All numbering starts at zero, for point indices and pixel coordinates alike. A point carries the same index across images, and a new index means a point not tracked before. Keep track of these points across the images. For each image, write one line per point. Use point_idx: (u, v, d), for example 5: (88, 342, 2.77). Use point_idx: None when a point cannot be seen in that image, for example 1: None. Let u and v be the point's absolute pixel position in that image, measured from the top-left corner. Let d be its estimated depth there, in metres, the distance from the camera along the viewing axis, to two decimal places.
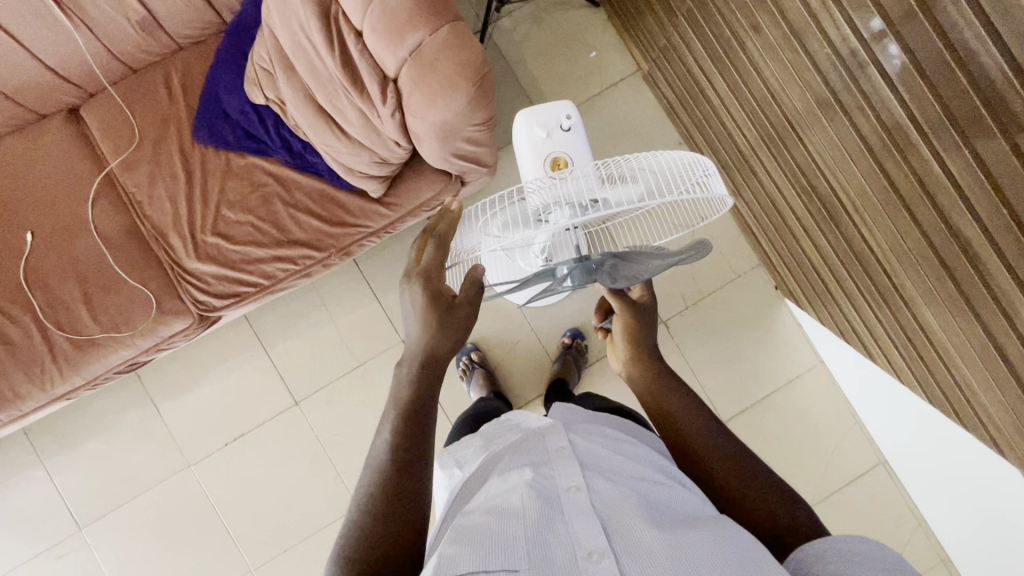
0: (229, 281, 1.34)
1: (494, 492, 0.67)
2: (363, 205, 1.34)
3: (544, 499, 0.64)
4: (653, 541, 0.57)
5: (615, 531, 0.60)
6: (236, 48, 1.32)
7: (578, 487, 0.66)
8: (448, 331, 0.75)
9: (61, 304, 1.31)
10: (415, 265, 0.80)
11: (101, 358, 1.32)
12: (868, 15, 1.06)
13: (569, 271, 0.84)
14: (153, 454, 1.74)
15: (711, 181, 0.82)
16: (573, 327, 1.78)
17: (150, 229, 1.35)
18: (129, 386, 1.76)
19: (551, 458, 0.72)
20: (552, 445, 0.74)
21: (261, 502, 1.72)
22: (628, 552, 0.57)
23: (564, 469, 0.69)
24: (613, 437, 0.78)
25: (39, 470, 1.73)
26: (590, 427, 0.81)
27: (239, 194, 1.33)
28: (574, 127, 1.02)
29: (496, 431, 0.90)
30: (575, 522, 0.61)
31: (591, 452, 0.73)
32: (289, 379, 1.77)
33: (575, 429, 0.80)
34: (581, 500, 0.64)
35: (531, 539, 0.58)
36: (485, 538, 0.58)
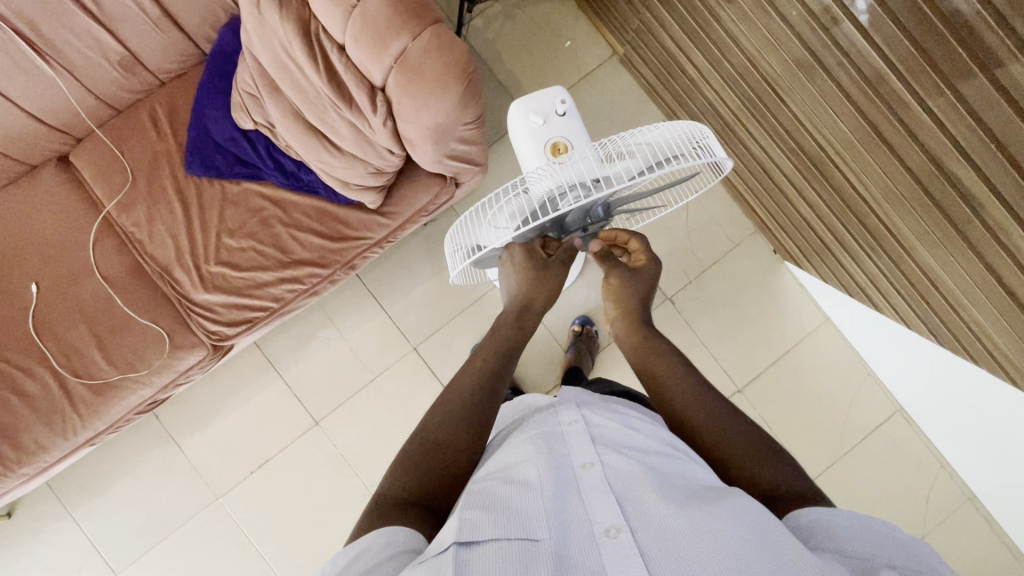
0: (239, 308, 1.35)
1: (507, 462, 0.68)
2: (361, 217, 1.35)
3: (558, 475, 0.65)
4: (668, 516, 0.57)
5: (630, 506, 0.60)
6: (218, 76, 1.33)
7: (591, 463, 0.66)
8: (504, 331, 0.85)
9: (74, 350, 1.31)
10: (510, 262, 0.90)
11: (120, 400, 1.32)
12: None
13: (573, 223, 0.91)
14: (181, 490, 1.74)
15: (709, 147, 0.83)
16: (581, 315, 1.79)
17: (153, 266, 1.36)
18: (148, 426, 1.76)
19: (564, 434, 0.72)
20: (564, 420, 0.75)
21: (295, 524, 1.73)
22: (646, 528, 0.57)
23: (578, 446, 0.69)
24: (623, 411, 0.79)
25: (68, 521, 1.72)
26: (602, 404, 0.82)
27: (239, 221, 1.34)
28: (570, 111, 1.02)
29: (508, 412, 0.92)
30: (591, 498, 0.61)
31: (602, 427, 0.73)
32: (307, 400, 1.77)
33: (586, 404, 0.81)
34: (595, 476, 0.65)
35: (548, 510, 0.59)
36: (503, 508, 0.59)
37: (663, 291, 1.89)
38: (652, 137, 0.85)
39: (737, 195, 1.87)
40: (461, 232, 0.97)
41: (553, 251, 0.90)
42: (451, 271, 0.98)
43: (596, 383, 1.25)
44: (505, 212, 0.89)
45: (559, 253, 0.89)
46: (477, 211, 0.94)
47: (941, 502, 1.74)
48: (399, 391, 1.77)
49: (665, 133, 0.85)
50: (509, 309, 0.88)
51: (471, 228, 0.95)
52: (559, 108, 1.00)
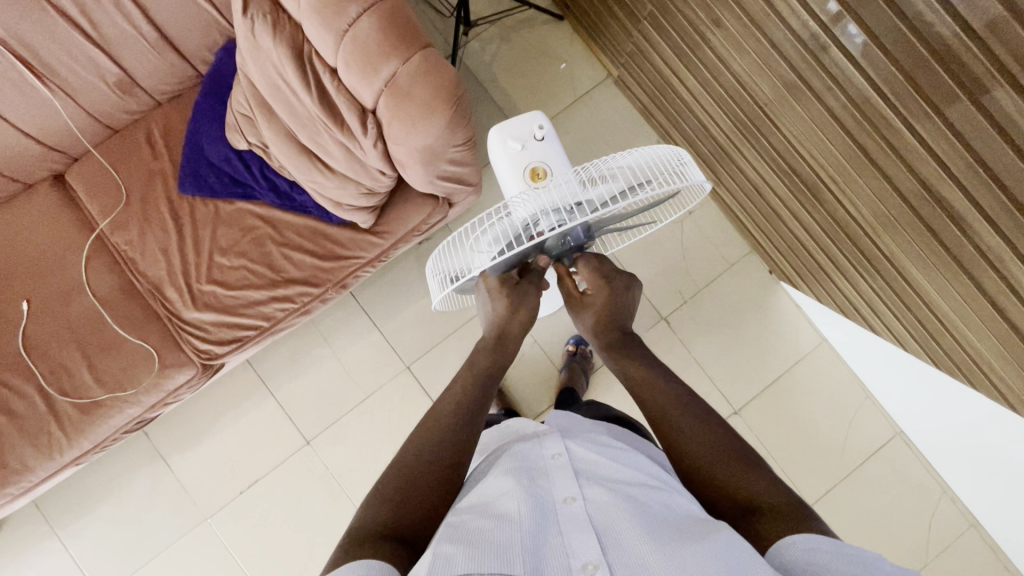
0: (229, 326, 1.34)
1: (489, 495, 0.67)
2: (354, 236, 1.35)
3: (539, 508, 0.64)
4: (647, 552, 0.56)
5: (610, 540, 0.58)
6: (214, 97, 1.35)
7: (573, 497, 0.65)
8: None
9: (63, 369, 1.31)
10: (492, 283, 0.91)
11: (107, 419, 1.31)
12: None
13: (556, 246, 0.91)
14: (169, 511, 1.72)
15: (687, 169, 0.85)
16: (575, 335, 1.78)
17: (145, 284, 1.36)
18: (138, 445, 1.75)
19: (548, 468, 0.71)
20: (549, 454, 0.74)
21: (283, 547, 1.70)
22: (623, 564, 0.56)
23: (561, 480, 0.68)
24: (610, 445, 0.78)
25: (54, 541, 1.70)
26: (588, 436, 0.81)
27: (231, 239, 1.34)
28: (548, 136, 1.03)
29: (495, 438, 0.92)
30: (570, 533, 0.60)
31: (588, 462, 0.72)
32: (298, 419, 1.76)
33: (572, 437, 0.80)
34: (577, 510, 0.63)
35: (526, 543, 0.58)
36: (480, 540, 0.58)
37: (659, 310, 1.88)
38: (630, 161, 0.85)
39: (732, 216, 1.87)
40: (444, 258, 0.95)
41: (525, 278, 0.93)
42: (434, 297, 0.96)
43: (591, 404, 1.23)
44: (487, 237, 0.88)
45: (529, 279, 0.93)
46: (459, 237, 0.92)
47: (944, 529, 1.70)
48: (392, 410, 1.76)
49: (642, 157, 0.86)
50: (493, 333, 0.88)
51: (452, 255, 0.94)
52: (537, 133, 1.00)
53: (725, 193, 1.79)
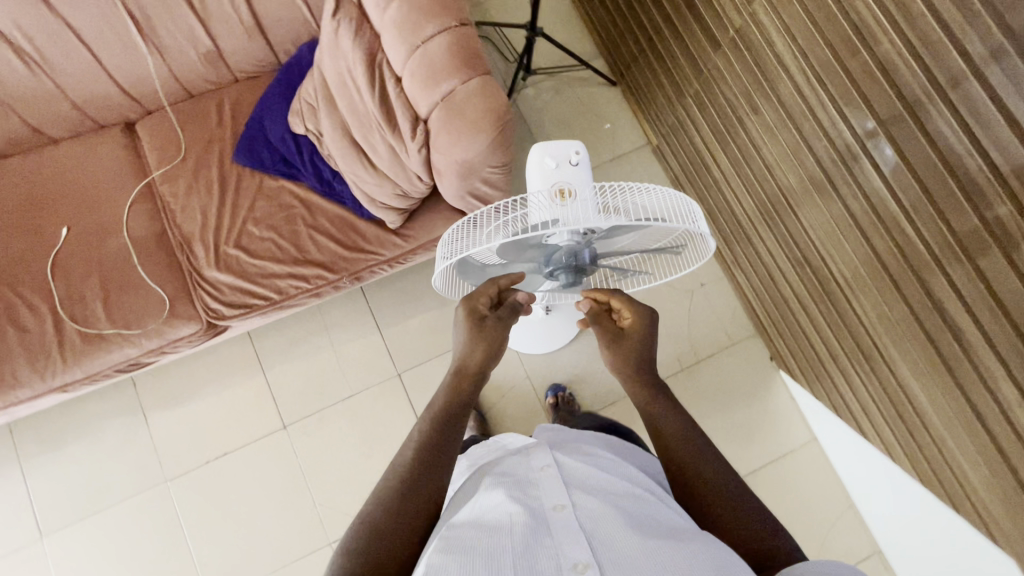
0: (243, 292, 1.40)
1: (480, 507, 0.68)
2: (379, 233, 1.42)
3: (530, 514, 0.65)
4: (635, 555, 0.57)
5: (600, 543, 0.59)
6: (287, 84, 1.47)
7: (563, 504, 0.66)
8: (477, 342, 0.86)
9: (80, 297, 1.37)
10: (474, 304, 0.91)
11: (105, 354, 1.35)
12: (860, 112, 1.14)
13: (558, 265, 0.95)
14: (133, 464, 1.72)
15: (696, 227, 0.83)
16: (553, 385, 1.79)
17: (177, 236, 1.44)
18: (122, 392, 1.78)
19: (536, 479, 0.72)
20: (536, 465, 0.75)
21: (233, 526, 1.68)
22: (614, 564, 0.57)
23: (551, 488, 0.69)
24: (597, 458, 0.79)
25: (15, 469, 1.70)
26: (577, 449, 0.83)
27: (267, 212, 1.42)
28: (582, 163, 0.94)
29: (484, 455, 0.93)
30: (560, 535, 0.61)
31: (577, 472, 0.73)
32: (281, 402, 1.78)
33: (561, 450, 0.81)
34: (567, 515, 0.64)
35: (518, 549, 0.58)
36: (473, 551, 0.58)
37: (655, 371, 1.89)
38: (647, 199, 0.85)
39: (743, 296, 1.90)
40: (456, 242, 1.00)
41: (497, 311, 0.92)
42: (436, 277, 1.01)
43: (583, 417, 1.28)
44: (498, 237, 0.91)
45: (500, 314, 0.90)
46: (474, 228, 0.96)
47: None
48: (373, 413, 1.77)
49: (658, 200, 0.88)
50: (464, 364, 0.85)
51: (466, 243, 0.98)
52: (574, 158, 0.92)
53: (739, 273, 1.83)
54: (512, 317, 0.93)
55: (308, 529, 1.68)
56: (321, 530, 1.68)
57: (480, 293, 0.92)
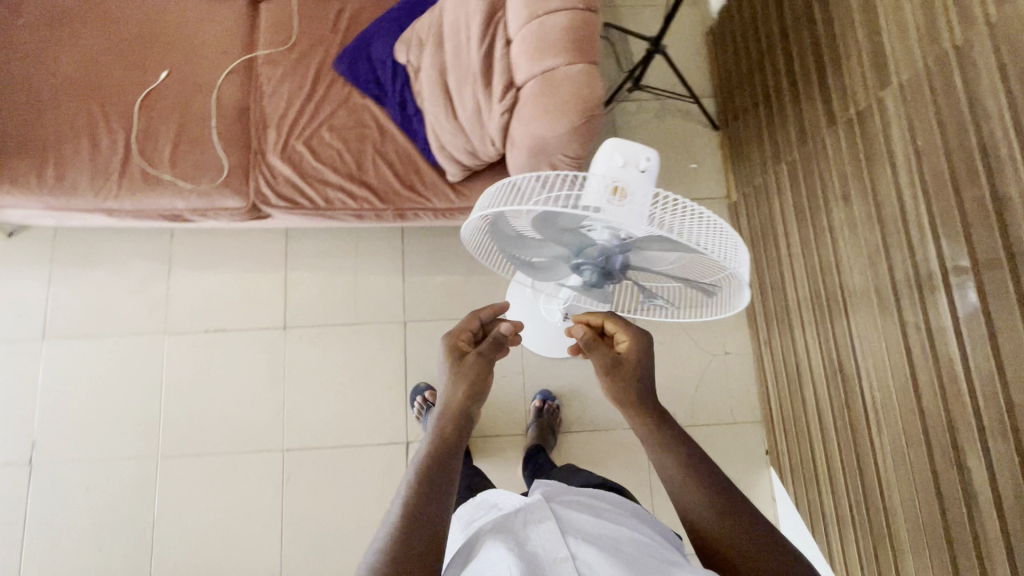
0: (294, 188, 1.45)
1: (490, 569, 0.77)
2: (436, 181, 1.43)
3: None
4: None
5: None
6: (407, 13, 1.50)
7: (564, 558, 0.79)
8: (460, 377, 0.87)
9: (154, 138, 1.44)
10: (456, 340, 0.94)
11: (155, 196, 1.42)
12: (958, 246, 1.04)
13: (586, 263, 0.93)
14: (143, 306, 1.81)
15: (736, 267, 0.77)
16: (544, 390, 1.78)
17: (258, 115, 1.49)
18: (157, 239, 1.87)
19: (537, 533, 0.83)
20: (536, 516, 0.86)
21: (208, 397, 1.76)
22: None
23: (552, 541, 0.81)
24: (587, 507, 0.92)
25: (44, 270, 1.83)
26: (567, 497, 0.94)
27: (343, 123, 1.46)
28: (651, 172, 0.81)
29: (473, 507, 1.00)
30: None
31: (573, 524, 0.86)
32: (290, 304, 1.83)
33: (555, 499, 0.92)
34: (568, 569, 0.77)
35: None
36: None
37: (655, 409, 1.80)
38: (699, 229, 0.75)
39: (762, 380, 1.81)
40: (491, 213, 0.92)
41: (480, 345, 0.92)
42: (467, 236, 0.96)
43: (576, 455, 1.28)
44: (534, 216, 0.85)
45: (483, 347, 0.91)
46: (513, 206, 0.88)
47: None
48: (367, 347, 1.81)
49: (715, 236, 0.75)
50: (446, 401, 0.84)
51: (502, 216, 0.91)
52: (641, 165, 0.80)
53: (768, 355, 1.75)
54: (495, 352, 0.92)
55: (270, 427, 1.75)
56: (281, 432, 1.75)
57: (461, 331, 0.95)
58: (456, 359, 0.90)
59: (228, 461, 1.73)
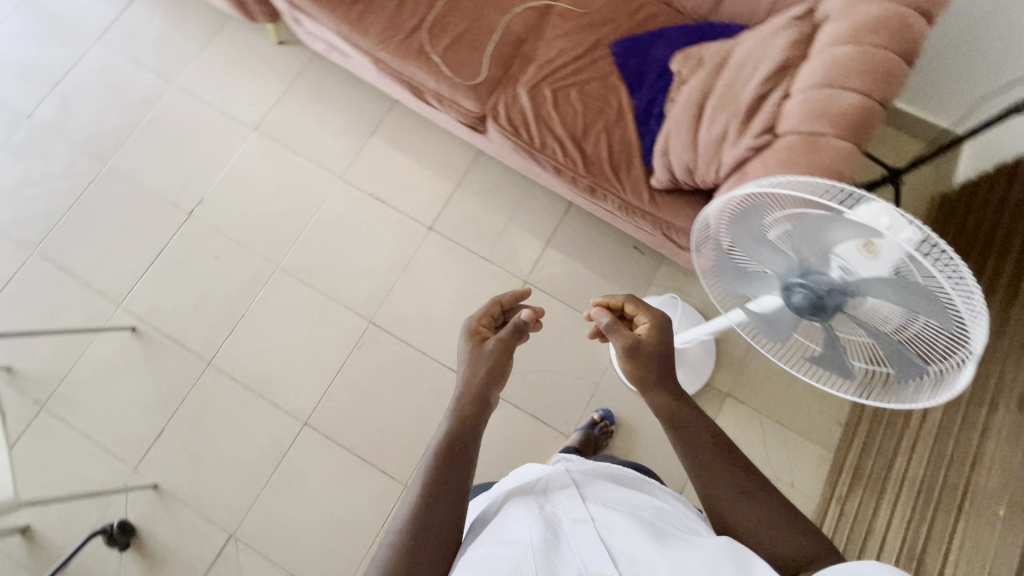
0: (522, 120, 1.59)
1: (503, 527, 0.85)
2: (639, 178, 1.52)
3: (551, 532, 0.82)
4: (647, 552, 0.76)
5: (613, 550, 0.78)
6: (700, 32, 1.58)
7: (581, 519, 0.84)
8: (481, 362, 0.94)
9: (444, 25, 1.65)
10: (477, 326, 1.01)
11: (417, 69, 1.63)
12: None
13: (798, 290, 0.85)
14: (339, 148, 2.05)
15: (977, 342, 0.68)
16: (605, 409, 1.80)
17: (529, 50, 1.66)
18: (379, 104, 2.10)
19: (555, 497, 0.90)
20: (555, 482, 0.93)
21: (340, 244, 1.96)
22: (626, 560, 0.76)
23: (569, 504, 0.87)
24: (607, 477, 0.96)
25: (289, 81, 2.12)
26: (585, 466, 0.99)
27: (592, 92, 1.59)
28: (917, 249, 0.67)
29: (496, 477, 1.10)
30: (579, 547, 0.79)
31: (592, 491, 0.91)
32: (445, 212, 1.99)
33: (573, 468, 0.98)
34: (583, 527, 0.83)
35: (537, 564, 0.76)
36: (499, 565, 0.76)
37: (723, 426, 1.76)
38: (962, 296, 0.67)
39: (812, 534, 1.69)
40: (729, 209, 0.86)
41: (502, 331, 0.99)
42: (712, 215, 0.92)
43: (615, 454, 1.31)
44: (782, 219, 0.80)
45: (504, 334, 0.97)
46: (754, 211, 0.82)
47: None
48: (482, 283, 1.93)
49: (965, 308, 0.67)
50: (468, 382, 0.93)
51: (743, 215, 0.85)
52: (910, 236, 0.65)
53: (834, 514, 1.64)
54: (515, 337, 0.98)
55: (371, 297, 1.91)
56: (377, 306, 1.90)
57: (483, 317, 1.02)
58: (474, 340, 0.98)
59: (326, 302, 1.91)
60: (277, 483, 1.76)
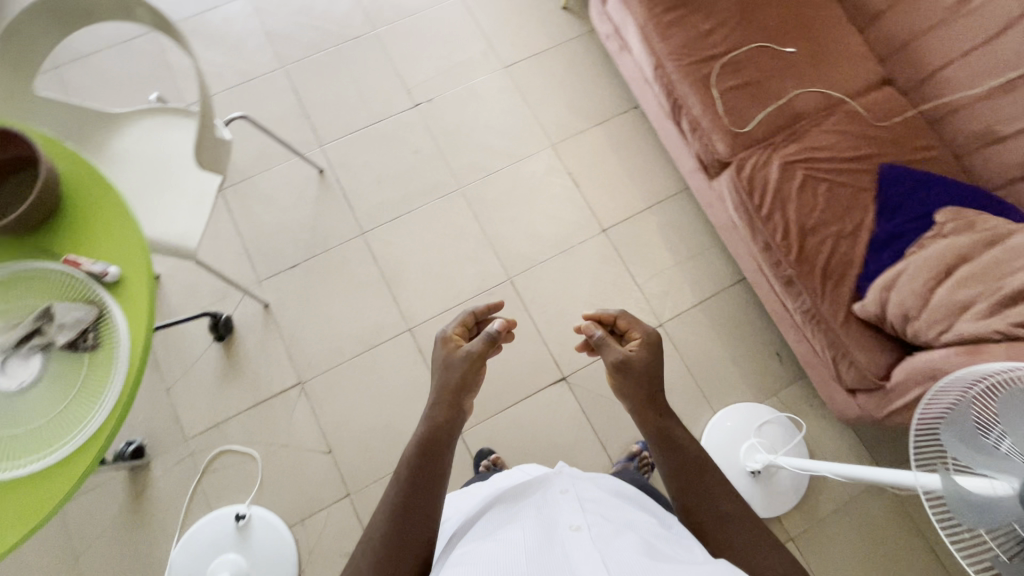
0: (761, 186, 1.59)
1: (502, 531, 0.86)
2: (842, 295, 1.48)
3: (547, 535, 0.81)
4: (644, 562, 0.71)
5: (606, 551, 0.74)
6: (979, 199, 1.50)
7: (576, 525, 0.81)
8: (455, 367, 1.05)
9: (737, 69, 1.68)
10: (453, 335, 1.13)
11: (692, 94, 1.68)
12: None
13: None
14: (564, 120, 2.14)
15: None
16: None
17: (801, 128, 1.64)
18: (618, 103, 2.16)
19: (557, 507, 0.88)
20: (559, 493, 0.92)
21: (520, 200, 2.03)
22: (619, 561, 0.71)
23: (569, 513, 0.85)
24: (611, 498, 0.93)
25: (554, 44, 2.24)
26: (587, 483, 0.97)
27: (841, 195, 1.55)
28: None
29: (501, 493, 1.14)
30: (570, 546, 0.77)
31: (593, 507, 0.88)
32: (623, 224, 2.02)
33: (576, 482, 0.96)
34: (578, 530, 0.80)
35: (526, 562, 0.75)
36: (490, 560, 0.77)
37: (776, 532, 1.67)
38: None
39: None
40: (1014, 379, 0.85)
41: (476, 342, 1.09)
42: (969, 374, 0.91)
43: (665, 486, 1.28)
44: None
45: (475, 345, 1.08)
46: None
47: None
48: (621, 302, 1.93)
49: None
50: (446, 384, 1.03)
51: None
52: None
53: None
54: (489, 347, 1.09)
55: (521, 258, 1.96)
56: (522, 268, 1.95)
57: (455, 330, 1.14)
58: (453, 345, 1.10)
59: (481, 239, 1.98)
60: (358, 362, 1.84)
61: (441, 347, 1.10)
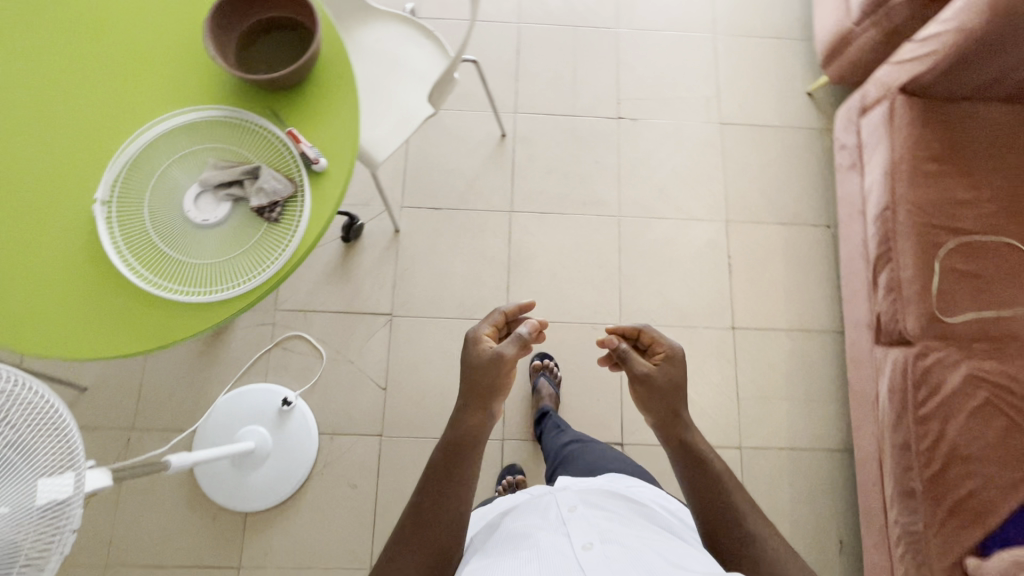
0: (933, 386, 1.42)
1: (513, 547, 0.85)
2: (954, 539, 1.35)
3: (561, 552, 0.80)
4: None
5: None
6: None
7: (590, 545, 0.81)
8: (489, 369, 0.98)
9: (970, 256, 1.49)
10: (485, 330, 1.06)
11: (909, 255, 1.50)
12: None
13: None
14: (750, 204, 2.01)
15: None
16: None
17: (1007, 349, 1.44)
18: (813, 215, 2.00)
19: (569, 522, 0.88)
20: (568, 509, 0.92)
21: (669, 258, 1.95)
22: None
23: (582, 531, 0.85)
24: (619, 512, 0.93)
25: (780, 126, 2.09)
26: (594, 497, 0.97)
27: (1010, 442, 1.38)
28: None
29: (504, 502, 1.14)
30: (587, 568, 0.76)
31: (603, 522, 0.88)
32: (755, 333, 1.89)
33: (586, 497, 0.96)
34: (593, 550, 0.80)
35: None
36: None
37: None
38: None
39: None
40: None
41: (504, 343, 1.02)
42: None
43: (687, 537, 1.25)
44: None
45: (505, 346, 1.00)
46: None
47: None
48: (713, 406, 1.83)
49: None
50: (476, 382, 0.98)
51: None
52: None
53: None
54: (522, 350, 1.02)
55: (641, 312, 1.89)
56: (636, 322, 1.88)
57: (485, 324, 1.07)
58: (487, 344, 1.02)
59: (613, 275, 1.92)
60: (448, 325, 1.85)
61: (473, 340, 1.03)
